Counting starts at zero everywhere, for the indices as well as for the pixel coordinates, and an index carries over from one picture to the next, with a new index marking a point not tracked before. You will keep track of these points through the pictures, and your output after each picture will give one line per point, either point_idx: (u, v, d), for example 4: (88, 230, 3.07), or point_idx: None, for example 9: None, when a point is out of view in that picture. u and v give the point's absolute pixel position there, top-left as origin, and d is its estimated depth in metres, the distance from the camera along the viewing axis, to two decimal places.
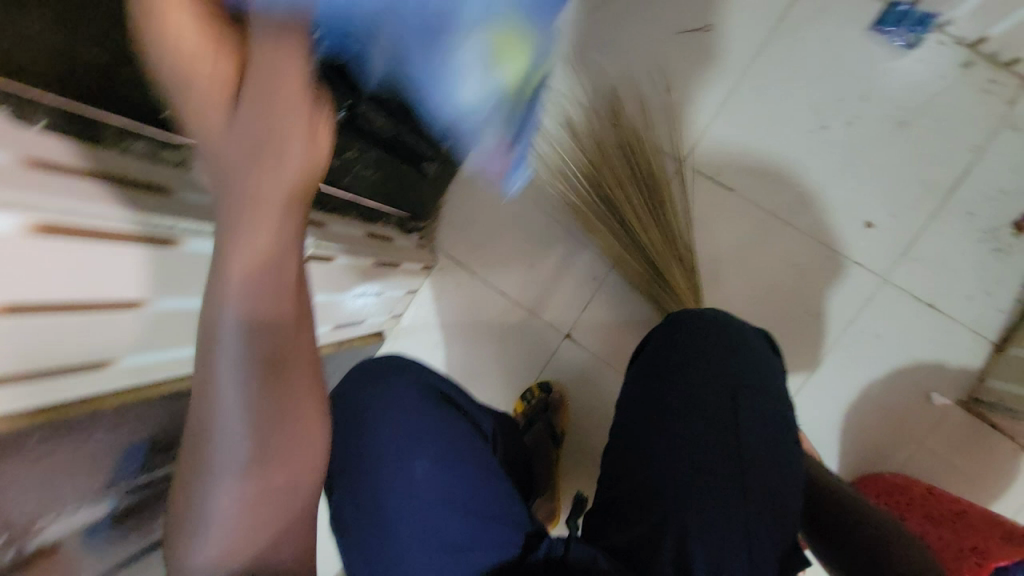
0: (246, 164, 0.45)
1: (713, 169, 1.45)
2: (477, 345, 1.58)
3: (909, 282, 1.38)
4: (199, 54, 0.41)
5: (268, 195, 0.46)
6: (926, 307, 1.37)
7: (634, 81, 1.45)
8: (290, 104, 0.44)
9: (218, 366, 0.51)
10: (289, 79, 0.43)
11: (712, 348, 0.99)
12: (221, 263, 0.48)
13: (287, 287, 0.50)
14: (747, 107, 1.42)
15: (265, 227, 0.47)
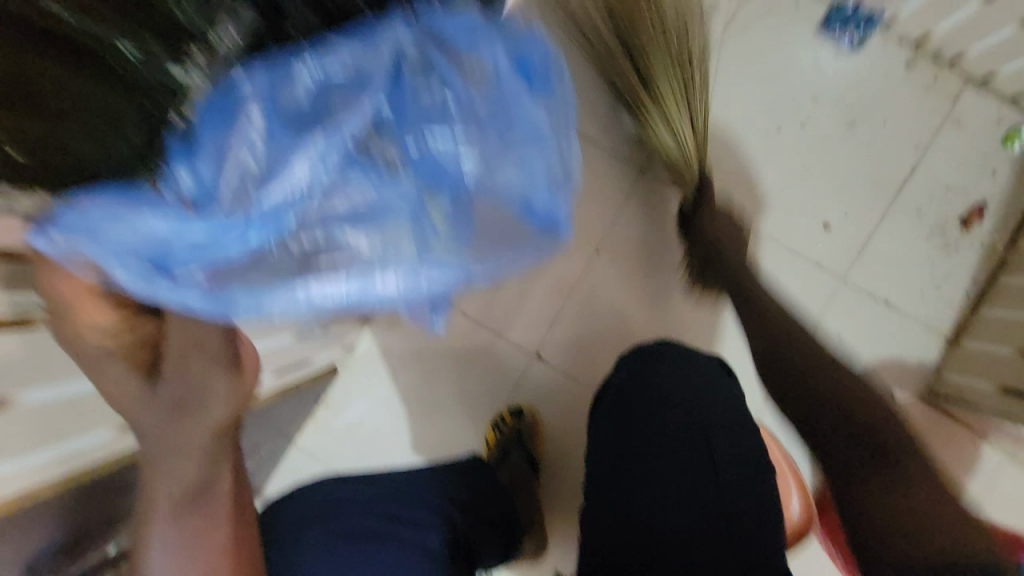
0: (173, 421, 0.50)
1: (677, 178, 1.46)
2: (443, 372, 1.52)
3: (865, 280, 1.46)
4: (112, 339, 0.49)
5: (196, 443, 0.51)
6: (883, 303, 1.46)
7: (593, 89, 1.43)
8: (199, 367, 0.49)
9: (150, 554, 0.54)
10: (197, 350, 0.49)
11: (669, 376, 1.09)
12: (152, 492, 0.52)
13: (219, 496, 0.55)
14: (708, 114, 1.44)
15: (178, 452, 0.52)
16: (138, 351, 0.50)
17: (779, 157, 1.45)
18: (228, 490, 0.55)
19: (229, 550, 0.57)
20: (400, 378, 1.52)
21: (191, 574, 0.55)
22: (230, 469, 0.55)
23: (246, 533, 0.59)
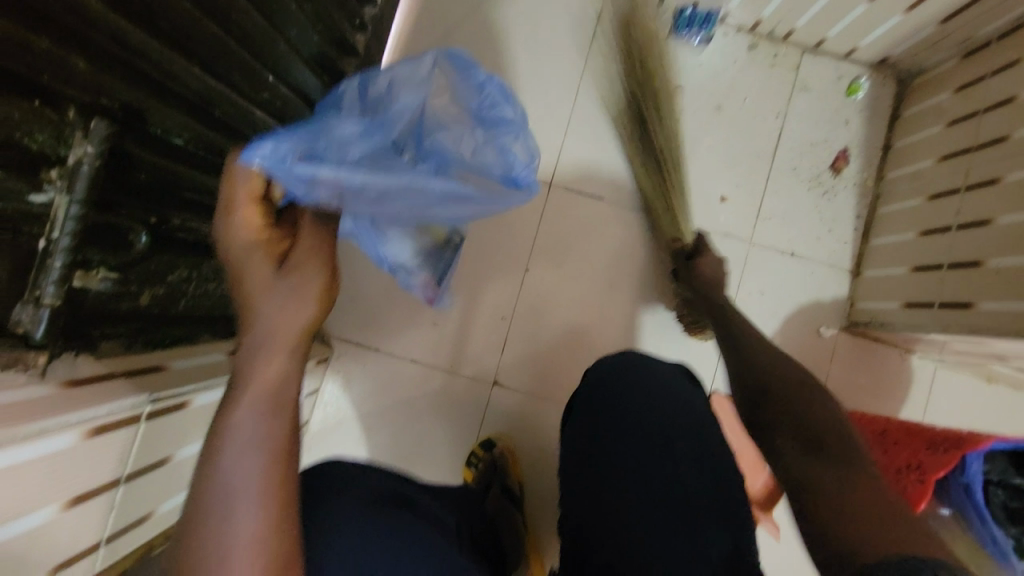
0: (278, 307, 0.48)
1: (809, 338, 1.11)
2: (433, 428, 1.13)
3: (984, 383, 1.08)
4: (258, 239, 0.50)
5: (291, 339, 0.48)
6: (981, 372, 1.09)
7: (733, 145, 1.14)
8: (316, 266, 0.50)
9: (242, 415, 0.45)
10: (314, 249, 0.51)
11: (661, 383, 0.75)
12: (246, 370, 0.46)
13: (289, 404, 0.46)
14: (876, 239, 1.08)
15: (280, 330, 0.48)
16: (274, 249, 0.51)
17: (945, 367, 1.09)
18: (291, 405, 0.46)
19: (269, 483, 0.43)
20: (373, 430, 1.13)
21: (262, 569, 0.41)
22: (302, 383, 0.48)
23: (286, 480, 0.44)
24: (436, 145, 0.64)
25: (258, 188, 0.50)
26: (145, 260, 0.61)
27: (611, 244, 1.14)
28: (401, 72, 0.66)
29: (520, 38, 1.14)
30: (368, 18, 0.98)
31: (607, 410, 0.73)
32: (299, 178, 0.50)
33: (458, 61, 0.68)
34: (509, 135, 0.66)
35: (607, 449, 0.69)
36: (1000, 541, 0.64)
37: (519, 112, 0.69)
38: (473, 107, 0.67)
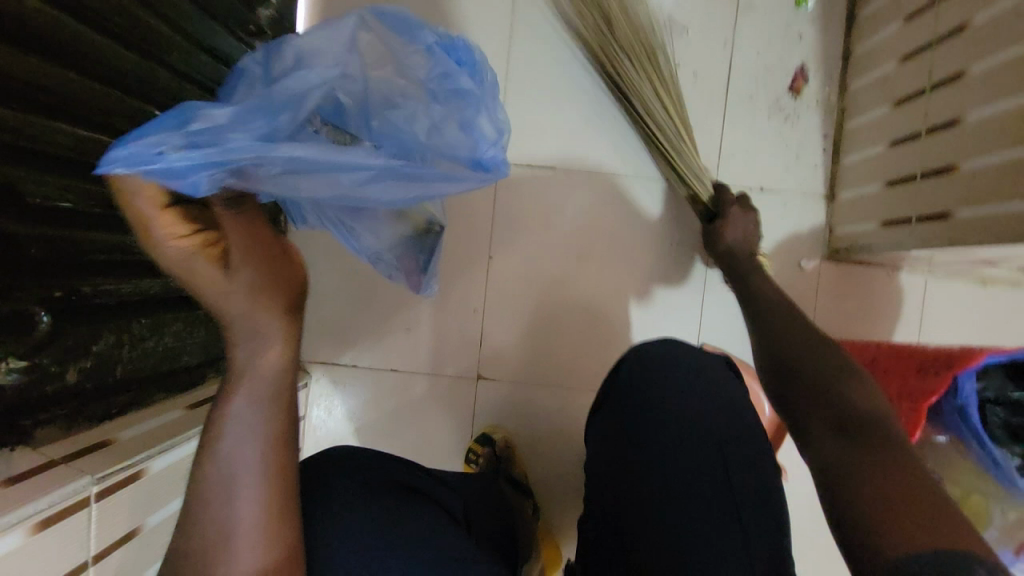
0: (245, 308, 0.46)
1: (792, 273, 1.07)
2: (427, 433, 1.11)
3: (979, 291, 1.05)
4: (189, 245, 0.46)
5: (275, 333, 0.47)
6: (975, 281, 1.05)
7: (684, 82, 1.06)
8: (274, 277, 0.47)
9: (234, 415, 0.45)
10: (255, 237, 0.47)
11: (704, 374, 0.67)
12: (241, 365, 0.46)
13: (287, 393, 0.47)
14: (848, 158, 1.02)
15: (267, 330, 0.47)
16: (210, 248, 0.46)
17: (935, 279, 1.05)
18: (289, 393, 0.47)
19: (273, 472, 0.45)
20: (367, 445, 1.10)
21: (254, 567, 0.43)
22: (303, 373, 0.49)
23: (288, 466, 0.46)
24: (387, 124, 0.56)
25: (159, 193, 0.44)
26: (59, 338, 0.58)
27: (572, 213, 1.08)
28: (314, 39, 0.54)
29: (438, 11, 1.05)
30: (265, 21, 0.90)
31: (649, 407, 0.64)
32: (178, 169, 0.42)
33: (396, 21, 0.57)
34: (466, 108, 0.57)
35: (647, 457, 0.61)
36: (1001, 463, 0.62)
37: (482, 79, 0.58)
38: (424, 79, 0.57)
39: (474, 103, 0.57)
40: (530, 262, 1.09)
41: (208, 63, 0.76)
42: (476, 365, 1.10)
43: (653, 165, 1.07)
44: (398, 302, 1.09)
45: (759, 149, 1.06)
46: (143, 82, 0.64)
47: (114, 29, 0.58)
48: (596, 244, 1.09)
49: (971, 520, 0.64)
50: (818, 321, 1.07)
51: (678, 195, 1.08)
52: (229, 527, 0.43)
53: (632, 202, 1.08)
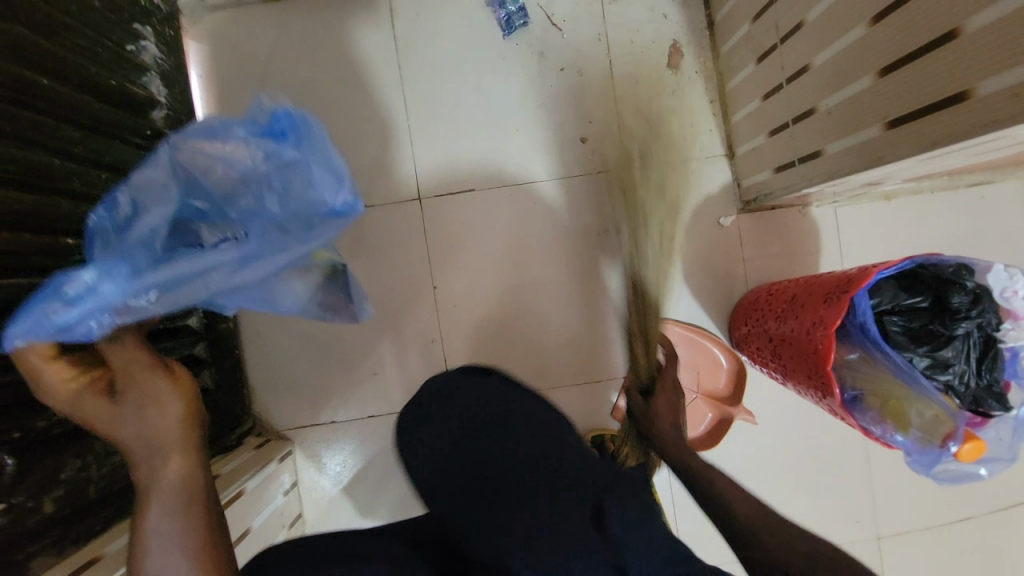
0: (140, 425, 0.52)
1: (714, 232, 1.13)
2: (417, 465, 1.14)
3: (884, 204, 1.12)
4: (75, 386, 0.53)
5: (169, 441, 0.53)
6: (878, 196, 1.12)
7: (570, 81, 1.12)
8: (158, 386, 0.53)
9: (151, 528, 0.50)
10: (134, 362, 0.54)
11: (451, 387, 0.83)
12: (146, 481, 0.51)
13: (198, 494, 0.52)
14: (735, 115, 1.09)
15: (158, 441, 0.53)
16: (99, 383, 0.53)
17: (844, 205, 1.13)
18: (201, 493, 0.52)
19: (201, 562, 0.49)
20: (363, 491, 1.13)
21: None
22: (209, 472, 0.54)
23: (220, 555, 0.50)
24: (242, 212, 0.62)
25: (43, 347, 0.52)
26: (29, 473, 0.61)
27: (500, 226, 1.13)
28: (146, 173, 0.60)
29: (325, 72, 1.10)
30: (159, 123, 0.94)
31: (463, 426, 0.79)
32: (63, 326, 0.52)
33: (206, 129, 0.61)
34: (300, 172, 0.62)
35: (464, 456, 0.76)
36: (905, 368, 0.67)
37: (303, 139, 0.62)
38: (252, 164, 0.61)
39: (306, 163, 0.62)
40: (473, 281, 1.13)
41: (111, 179, 0.80)
42: None
43: (562, 164, 1.13)
44: (359, 349, 1.13)
45: (654, 125, 1.12)
46: (48, 215, 0.68)
47: (4, 178, 0.62)
48: (529, 250, 1.14)
49: (893, 421, 0.72)
50: (750, 269, 1.13)
51: (592, 185, 1.14)
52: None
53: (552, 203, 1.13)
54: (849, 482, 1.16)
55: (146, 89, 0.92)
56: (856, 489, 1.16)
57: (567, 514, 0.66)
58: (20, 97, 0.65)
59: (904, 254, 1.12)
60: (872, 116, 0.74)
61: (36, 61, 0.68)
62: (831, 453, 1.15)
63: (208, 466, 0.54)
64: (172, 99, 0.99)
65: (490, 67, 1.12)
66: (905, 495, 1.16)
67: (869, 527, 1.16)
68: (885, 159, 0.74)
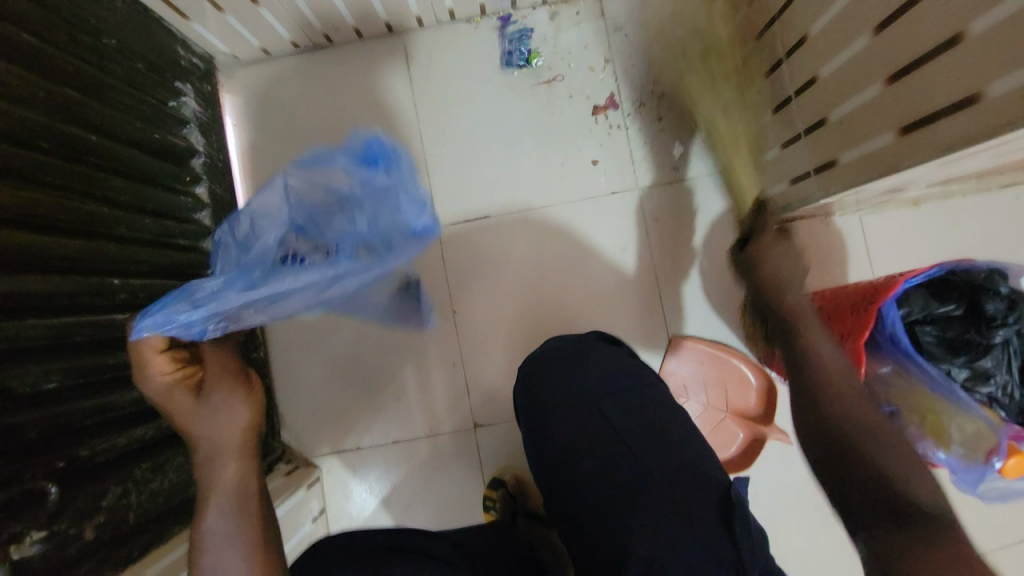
0: (212, 427, 0.56)
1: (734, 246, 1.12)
2: (442, 491, 1.14)
3: (915, 211, 1.09)
4: (171, 380, 0.57)
5: (233, 448, 0.57)
6: (906, 204, 1.09)
7: (580, 106, 1.15)
8: (234, 386, 0.58)
9: (210, 525, 0.53)
10: (221, 367, 0.59)
11: (575, 359, 0.80)
12: (208, 481, 0.55)
13: (252, 496, 0.56)
14: None
15: (225, 445, 0.56)
16: (190, 381, 0.58)
17: (869, 212, 1.10)
18: (255, 496, 0.56)
19: (254, 568, 0.52)
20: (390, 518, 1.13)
21: None
22: (262, 477, 0.58)
23: (269, 561, 0.53)
24: (335, 230, 0.69)
25: (156, 342, 0.57)
26: (69, 504, 0.64)
27: (517, 248, 1.15)
28: (263, 199, 0.69)
29: (347, 112, 1.17)
30: (197, 169, 1.02)
31: (575, 405, 0.75)
32: (186, 322, 0.56)
33: (313, 158, 0.70)
34: (390, 196, 0.68)
35: (580, 427, 0.73)
36: (942, 380, 0.64)
37: (393, 169, 0.68)
38: (351, 189, 0.68)
39: (392, 184, 0.68)
40: (493, 304, 1.15)
41: (153, 224, 0.87)
42: (471, 413, 1.15)
43: (575, 187, 1.15)
44: (384, 376, 1.15)
45: (663, 145, 1.14)
46: (96, 259, 0.74)
47: (51, 225, 0.68)
48: (549, 271, 1.15)
49: (934, 438, 0.68)
50: None
51: (606, 204, 1.15)
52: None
53: (567, 225, 1.15)
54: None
55: (185, 139, 1.00)
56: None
57: (684, 509, 0.64)
58: (68, 154, 0.72)
59: (941, 261, 1.08)
60: (884, 123, 0.73)
61: (86, 120, 0.76)
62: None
63: (260, 471, 0.58)
64: (209, 147, 1.07)
65: (502, 98, 1.16)
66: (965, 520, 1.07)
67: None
68: (902, 165, 0.73)
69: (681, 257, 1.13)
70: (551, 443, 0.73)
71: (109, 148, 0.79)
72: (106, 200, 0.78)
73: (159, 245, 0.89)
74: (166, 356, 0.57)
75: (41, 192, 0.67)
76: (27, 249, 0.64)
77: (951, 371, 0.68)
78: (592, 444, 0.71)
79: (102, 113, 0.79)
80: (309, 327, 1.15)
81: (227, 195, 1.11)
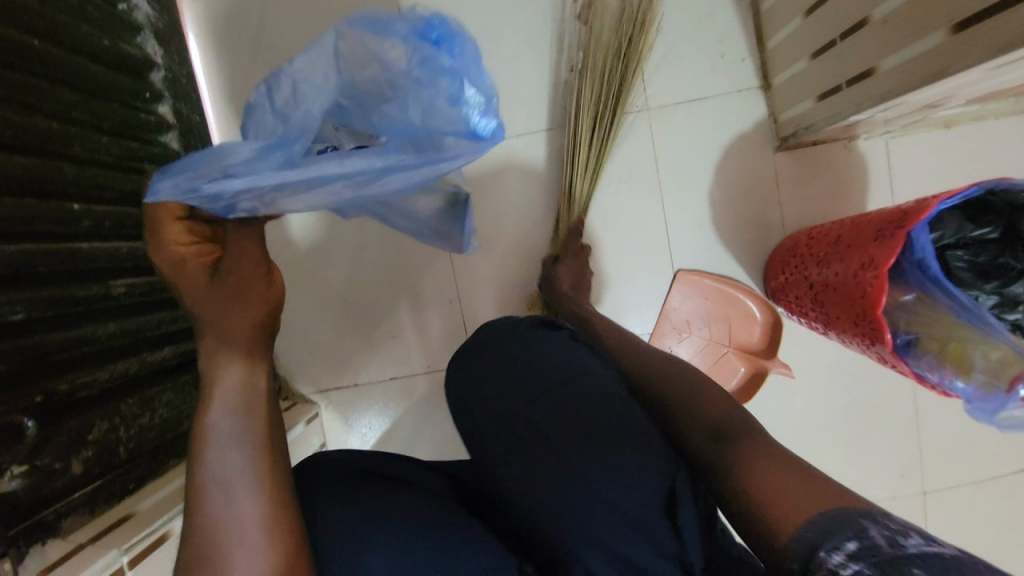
0: (223, 313, 0.54)
1: (748, 174, 1.04)
2: (441, 426, 1.14)
3: (948, 135, 1.01)
4: (184, 254, 0.53)
5: (242, 342, 0.54)
6: (936, 127, 1.01)
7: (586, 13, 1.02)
8: (249, 272, 0.55)
9: (215, 420, 0.50)
10: (244, 257, 0.54)
11: (506, 336, 0.75)
12: (214, 373, 0.53)
13: (260, 395, 0.53)
14: (773, 40, 0.98)
15: (231, 337, 0.54)
16: (203, 260, 0.54)
17: (895, 135, 1.02)
18: (263, 394, 0.53)
19: (262, 466, 0.49)
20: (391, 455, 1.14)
21: (262, 525, 0.47)
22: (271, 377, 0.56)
23: (277, 461, 0.51)
24: (388, 122, 0.56)
25: (175, 207, 0.52)
26: (50, 439, 0.61)
27: (515, 177, 1.07)
28: (306, 58, 0.54)
29: (322, 22, 1.04)
30: (159, 85, 0.91)
31: (521, 374, 0.69)
32: (216, 195, 0.49)
33: (368, 17, 0.55)
34: (455, 80, 0.54)
35: (531, 401, 0.66)
36: (969, 307, 0.60)
37: (462, 52, 0.54)
38: (406, 66, 0.54)
39: (459, 75, 0.54)
40: (490, 237, 1.09)
41: (113, 145, 0.78)
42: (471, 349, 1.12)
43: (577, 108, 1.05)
44: (378, 315, 1.11)
45: (679, 61, 1.03)
46: (51, 183, 0.67)
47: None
48: (548, 204, 1.07)
49: (954, 366, 0.65)
50: (788, 213, 1.05)
51: None
52: (229, 518, 0.47)
53: (568, 149, 1.06)
54: (896, 436, 1.09)
55: (142, 51, 0.88)
56: (900, 442, 1.09)
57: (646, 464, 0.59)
58: (8, 60, 0.63)
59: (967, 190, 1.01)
60: (935, 20, 0.64)
61: (24, 21, 0.65)
62: (877, 405, 1.08)
63: (268, 368, 0.56)
64: (170, 61, 0.96)
65: (496, 3, 1.03)
66: (956, 447, 1.09)
67: (915, 483, 1.10)
68: (951, 70, 0.64)
69: (690, 186, 1.05)
70: (502, 429, 0.66)
71: (54, 56, 0.69)
72: (57, 118, 0.69)
73: (124, 170, 0.80)
74: (183, 225, 0.53)
75: None
76: None
77: (980, 297, 0.66)
78: (539, 424, 0.64)
79: (42, 13, 0.68)
80: (297, 263, 1.10)
81: (195, 116, 1.00)
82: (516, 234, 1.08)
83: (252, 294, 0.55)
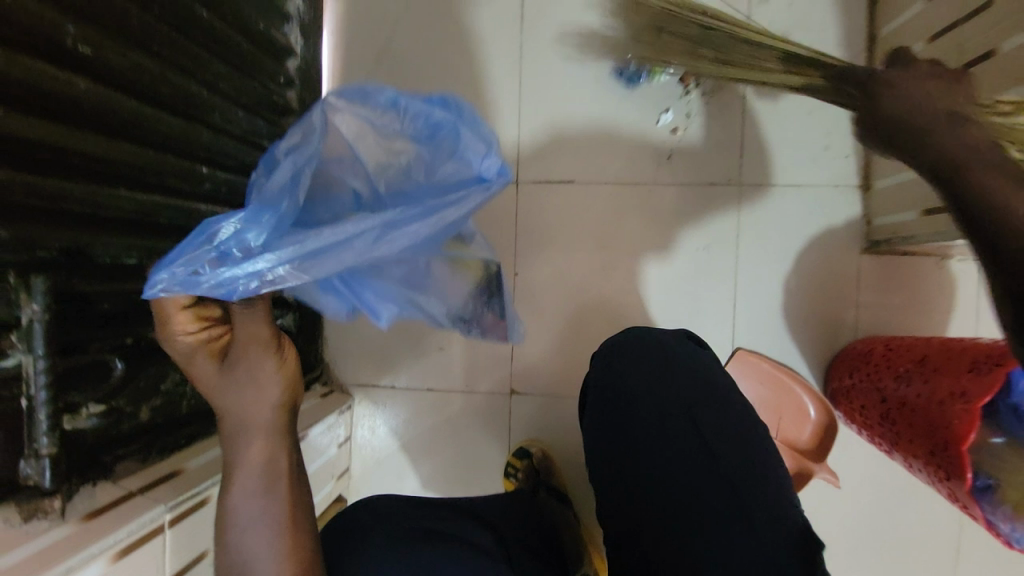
0: (239, 397, 0.53)
1: (830, 269, 1.03)
2: (465, 445, 1.13)
3: None
4: (195, 342, 0.53)
5: (262, 424, 0.54)
6: None
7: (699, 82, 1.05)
8: (256, 353, 0.53)
9: (234, 504, 0.52)
10: (252, 337, 0.53)
11: (648, 349, 0.73)
12: (234, 455, 0.53)
13: (282, 473, 0.54)
14: None
15: (250, 421, 0.53)
16: (216, 345, 0.54)
17: None
18: (285, 472, 0.54)
19: (283, 536, 0.52)
20: (410, 461, 1.13)
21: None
22: (293, 451, 0.56)
23: (298, 529, 0.53)
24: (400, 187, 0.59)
25: (181, 300, 0.51)
26: (131, 380, 0.64)
27: (595, 221, 1.08)
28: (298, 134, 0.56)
29: (446, 41, 1.10)
30: (292, 72, 0.97)
31: (656, 390, 0.69)
32: (223, 281, 0.48)
33: (354, 88, 0.57)
34: (452, 136, 0.58)
35: (656, 419, 0.68)
36: None
37: (452, 104, 0.58)
38: (403, 126, 0.58)
39: (455, 131, 0.58)
40: (558, 274, 1.10)
41: (246, 118, 0.83)
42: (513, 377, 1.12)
43: (670, 169, 1.06)
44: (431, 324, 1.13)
45: (782, 145, 1.04)
46: (188, 144, 0.71)
47: (155, 101, 0.65)
48: (622, 254, 1.08)
49: None
50: (863, 316, 1.02)
51: (700, 194, 1.06)
52: None
53: (654, 207, 1.07)
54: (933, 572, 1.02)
55: (285, 38, 0.95)
56: None
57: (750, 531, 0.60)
58: (184, 30, 0.69)
59: None
60: None
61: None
62: (921, 536, 1.02)
63: (289, 443, 0.56)
64: (305, 51, 1.02)
65: None
66: None
67: None
68: None
69: (768, 268, 1.04)
70: (628, 443, 0.68)
71: (219, 32, 0.75)
72: (208, 87, 0.74)
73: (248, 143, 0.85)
74: (189, 315, 0.52)
75: (155, 64, 0.65)
76: (123, 119, 0.61)
77: None
78: (665, 450, 0.66)
79: None
80: None
81: None
82: (584, 276, 1.09)
83: (268, 379, 0.53)
